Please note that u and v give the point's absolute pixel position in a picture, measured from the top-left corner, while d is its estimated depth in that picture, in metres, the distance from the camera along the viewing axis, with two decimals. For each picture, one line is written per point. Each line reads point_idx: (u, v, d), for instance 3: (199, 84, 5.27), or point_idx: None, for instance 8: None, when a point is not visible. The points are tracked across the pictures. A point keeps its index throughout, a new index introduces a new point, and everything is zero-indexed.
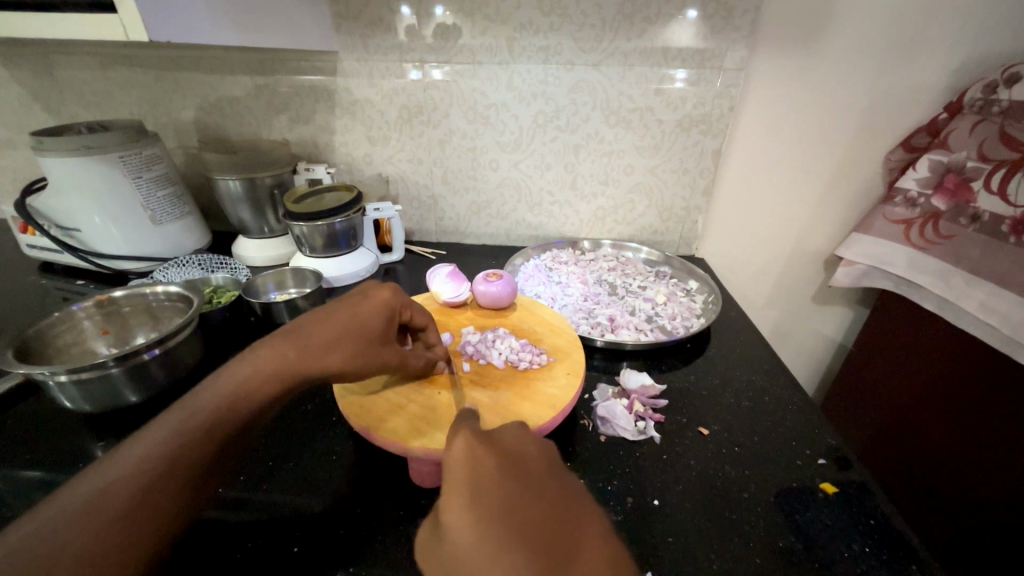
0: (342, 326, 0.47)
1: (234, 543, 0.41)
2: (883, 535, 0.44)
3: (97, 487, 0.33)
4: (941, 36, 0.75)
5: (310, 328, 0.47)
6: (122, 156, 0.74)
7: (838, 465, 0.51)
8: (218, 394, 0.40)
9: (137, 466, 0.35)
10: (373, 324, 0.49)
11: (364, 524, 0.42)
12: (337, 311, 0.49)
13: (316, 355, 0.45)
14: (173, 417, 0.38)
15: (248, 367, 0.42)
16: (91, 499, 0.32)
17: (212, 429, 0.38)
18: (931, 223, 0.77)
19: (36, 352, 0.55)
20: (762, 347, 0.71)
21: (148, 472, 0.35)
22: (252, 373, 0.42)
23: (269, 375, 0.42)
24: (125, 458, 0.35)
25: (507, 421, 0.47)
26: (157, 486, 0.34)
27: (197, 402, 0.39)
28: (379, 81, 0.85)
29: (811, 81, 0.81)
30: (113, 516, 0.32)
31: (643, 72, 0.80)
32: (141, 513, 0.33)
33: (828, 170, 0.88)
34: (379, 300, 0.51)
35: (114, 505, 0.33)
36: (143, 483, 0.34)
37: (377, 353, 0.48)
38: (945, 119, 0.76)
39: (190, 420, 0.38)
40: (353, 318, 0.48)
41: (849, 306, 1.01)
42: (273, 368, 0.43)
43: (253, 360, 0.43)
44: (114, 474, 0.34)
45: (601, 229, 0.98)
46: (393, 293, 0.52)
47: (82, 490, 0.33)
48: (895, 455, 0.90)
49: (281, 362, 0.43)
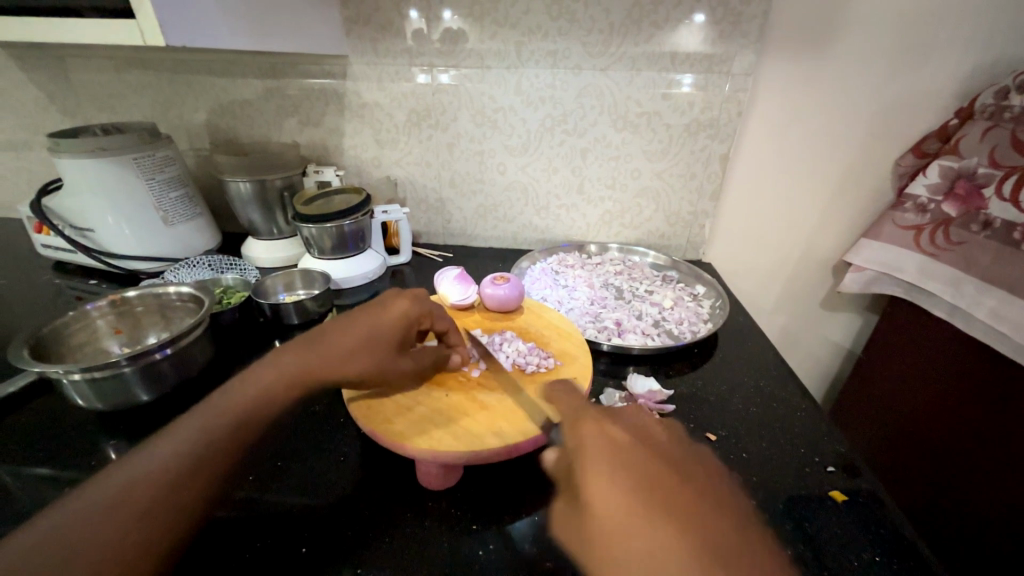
0: (362, 336, 0.50)
1: (244, 543, 0.41)
2: (893, 544, 0.43)
3: (125, 482, 0.34)
4: (952, 41, 0.75)
5: (333, 336, 0.49)
6: (136, 158, 0.75)
7: (847, 473, 0.50)
8: (246, 397, 0.42)
9: (164, 463, 0.36)
10: (389, 333, 0.51)
11: (372, 525, 0.43)
12: (358, 320, 0.51)
13: (337, 363, 0.48)
14: (201, 414, 0.40)
15: (274, 370, 0.45)
16: (116, 494, 0.34)
17: (238, 430, 0.40)
18: (943, 229, 0.76)
19: (51, 350, 0.56)
20: (770, 352, 0.71)
21: (174, 470, 0.36)
22: (277, 377, 0.44)
23: (292, 381, 0.45)
24: (151, 455, 0.36)
25: (517, 423, 0.47)
26: (183, 484, 0.35)
27: (226, 403, 0.41)
28: (388, 85, 0.86)
29: (820, 85, 0.81)
30: (139, 512, 0.33)
31: (651, 77, 0.81)
32: (169, 508, 0.34)
33: (836, 175, 0.88)
34: (397, 309, 0.53)
35: (140, 500, 0.34)
36: (169, 480, 0.35)
37: (390, 360, 0.50)
38: (956, 125, 0.75)
39: (218, 420, 0.40)
40: (372, 326, 0.51)
41: (858, 312, 1.00)
42: (299, 373, 0.45)
43: (279, 365, 0.45)
44: (141, 470, 0.35)
45: (608, 232, 0.98)
46: (411, 302, 0.54)
47: (109, 485, 0.34)
48: (904, 464, 0.89)
49: (306, 367, 0.46)
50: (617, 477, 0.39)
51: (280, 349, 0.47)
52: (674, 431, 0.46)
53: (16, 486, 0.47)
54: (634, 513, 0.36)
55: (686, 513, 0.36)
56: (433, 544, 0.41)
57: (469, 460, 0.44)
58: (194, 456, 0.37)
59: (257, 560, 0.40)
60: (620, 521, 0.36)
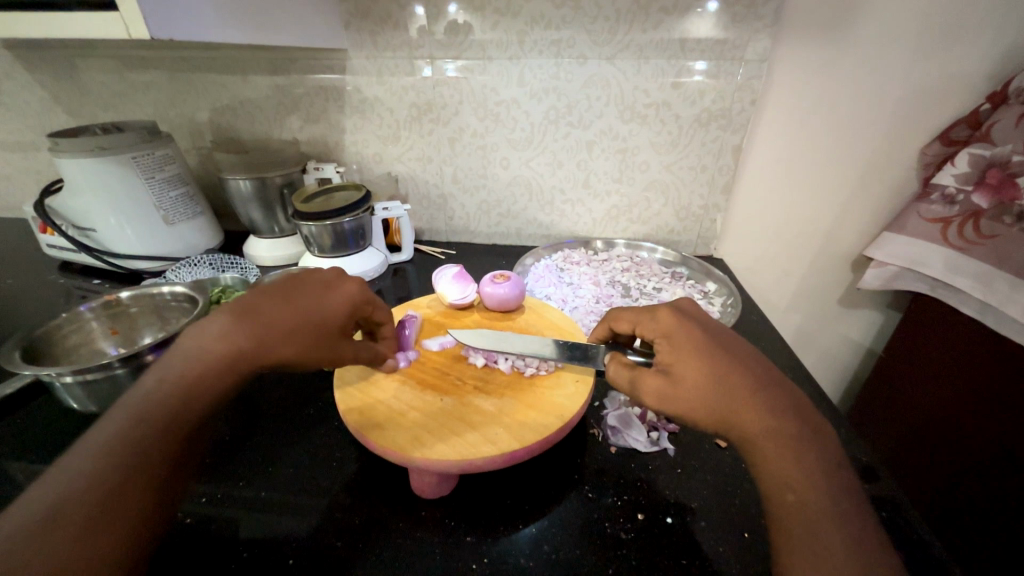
0: (300, 316, 0.44)
1: (230, 553, 0.40)
2: (920, 557, 0.40)
3: (54, 495, 0.32)
4: (985, 21, 0.70)
5: (268, 310, 0.43)
6: (134, 156, 0.75)
7: (867, 481, 0.47)
8: (170, 387, 0.38)
9: (94, 470, 0.33)
10: (335, 317, 0.46)
11: (362, 535, 0.41)
12: (299, 296, 0.46)
13: (272, 343, 0.42)
14: (116, 421, 0.36)
15: (195, 358, 0.39)
16: (43, 515, 0.31)
17: (165, 431, 0.37)
18: (973, 222, 0.71)
19: (44, 351, 0.56)
20: (785, 353, 0.67)
21: (106, 480, 0.33)
22: (196, 364, 0.39)
23: (223, 365, 0.40)
24: (75, 467, 0.33)
25: (514, 431, 0.45)
26: (119, 496, 0.33)
27: (139, 406, 0.37)
28: (388, 79, 0.84)
29: (839, 70, 0.76)
30: (77, 529, 0.31)
31: (660, 65, 0.77)
32: (103, 524, 0.32)
33: (857, 166, 0.83)
34: (342, 291, 0.48)
35: (76, 516, 0.31)
36: (105, 492, 0.33)
37: (332, 348, 0.46)
38: (988, 111, 0.70)
39: (139, 422, 0.36)
40: (308, 304, 0.45)
41: (880, 309, 0.96)
42: (223, 360, 0.40)
43: (200, 346, 0.40)
44: (69, 484, 0.33)
45: (615, 228, 0.94)
46: (359, 288, 0.49)
47: (41, 501, 0.32)
48: (929, 467, 0.85)
49: (232, 350, 0.40)
50: (702, 366, 0.39)
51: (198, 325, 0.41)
52: (715, 360, 0.39)
53: (10, 488, 0.47)
54: (711, 390, 0.38)
55: (765, 394, 0.38)
56: (425, 556, 0.40)
57: (462, 468, 0.42)
58: (125, 464, 0.34)
59: (243, 571, 0.38)
60: (691, 395, 0.39)
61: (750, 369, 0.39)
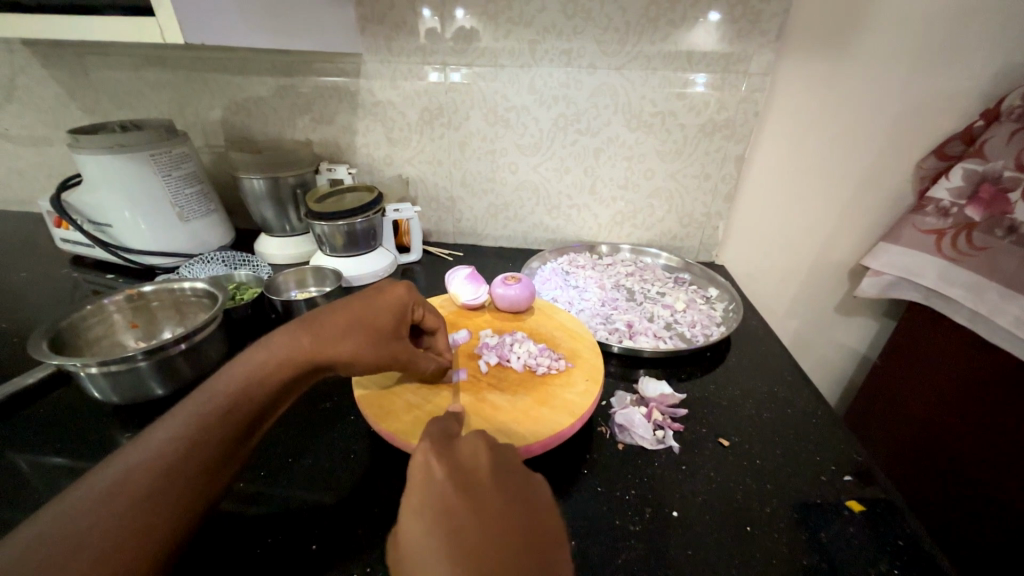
0: (347, 322, 0.47)
1: (255, 539, 0.41)
2: (912, 556, 0.42)
3: (108, 474, 0.33)
4: (978, 43, 0.73)
5: (324, 317, 0.47)
6: (153, 154, 0.76)
7: (863, 482, 0.49)
8: (237, 380, 0.41)
9: (162, 447, 0.35)
10: (385, 320, 0.49)
11: (382, 524, 0.43)
12: (355, 303, 0.49)
13: (328, 343, 0.45)
14: (191, 404, 0.39)
15: (259, 357, 0.43)
16: (113, 483, 0.32)
17: (222, 418, 0.38)
18: (965, 234, 0.74)
19: (68, 343, 0.57)
20: (785, 357, 0.69)
21: (165, 457, 0.35)
22: (265, 360, 0.43)
23: (285, 362, 0.43)
24: (146, 444, 0.35)
25: (527, 426, 0.48)
26: (176, 473, 0.34)
27: (211, 389, 0.40)
28: (401, 83, 0.86)
29: (840, 82, 0.79)
30: (134, 500, 0.32)
31: (666, 76, 0.79)
32: (157, 501, 0.32)
33: (854, 177, 0.86)
34: (394, 293, 0.51)
35: (137, 487, 0.33)
36: (165, 465, 0.34)
37: (388, 348, 0.48)
38: (981, 127, 0.74)
39: (209, 403, 0.39)
40: (364, 312, 0.48)
41: (874, 317, 0.98)
42: (283, 359, 0.43)
43: (268, 346, 0.44)
44: (132, 462, 0.34)
45: (620, 233, 0.97)
46: (408, 289, 0.52)
47: (103, 474, 0.33)
48: (922, 470, 0.87)
49: (294, 350, 0.44)
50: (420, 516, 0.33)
51: (270, 333, 0.45)
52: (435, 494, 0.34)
53: (33, 475, 0.48)
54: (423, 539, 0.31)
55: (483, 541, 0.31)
56: None
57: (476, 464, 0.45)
58: (186, 442, 0.36)
59: (267, 556, 0.40)
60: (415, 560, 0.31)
61: (482, 521, 0.32)
